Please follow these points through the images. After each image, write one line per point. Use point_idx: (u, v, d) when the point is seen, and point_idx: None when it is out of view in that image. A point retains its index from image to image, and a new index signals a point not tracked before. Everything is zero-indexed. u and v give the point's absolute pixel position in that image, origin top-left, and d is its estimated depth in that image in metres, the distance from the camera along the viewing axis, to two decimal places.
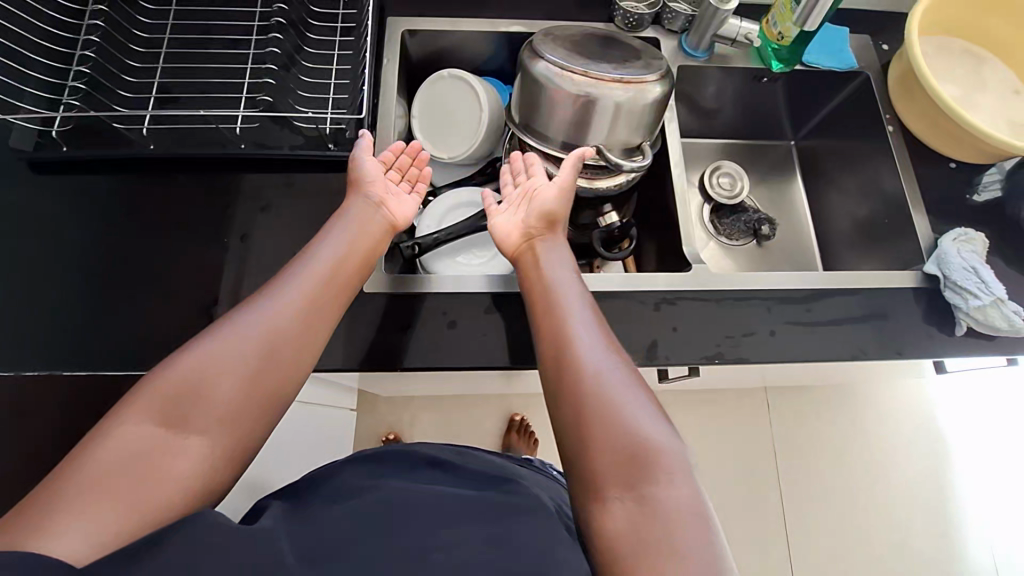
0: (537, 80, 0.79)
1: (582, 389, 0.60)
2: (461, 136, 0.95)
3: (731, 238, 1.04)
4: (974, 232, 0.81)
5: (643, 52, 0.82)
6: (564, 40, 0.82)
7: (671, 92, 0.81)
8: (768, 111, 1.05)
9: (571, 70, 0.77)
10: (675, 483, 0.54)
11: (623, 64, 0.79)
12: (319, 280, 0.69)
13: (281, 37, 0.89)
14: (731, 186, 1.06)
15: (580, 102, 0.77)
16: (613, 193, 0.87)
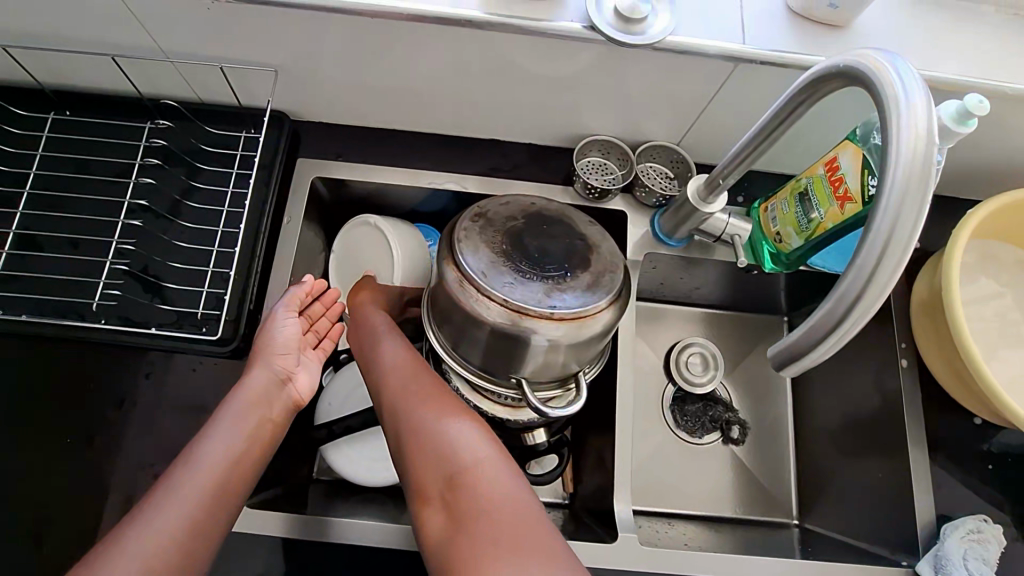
0: (448, 289, 0.59)
1: (399, 419, 0.59)
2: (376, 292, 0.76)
3: (693, 436, 0.85)
4: (986, 527, 0.65)
5: (597, 257, 0.61)
6: (495, 230, 0.61)
7: (621, 319, 0.62)
8: (759, 290, 0.87)
9: (486, 290, 0.56)
10: (494, 494, 0.53)
11: (562, 285, 0.58)
12: (215, 455, 0.58)
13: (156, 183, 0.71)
14: (703, 373, 0.87)
15: (493, 329, 0.58)
16: (538, 423, 0.71)
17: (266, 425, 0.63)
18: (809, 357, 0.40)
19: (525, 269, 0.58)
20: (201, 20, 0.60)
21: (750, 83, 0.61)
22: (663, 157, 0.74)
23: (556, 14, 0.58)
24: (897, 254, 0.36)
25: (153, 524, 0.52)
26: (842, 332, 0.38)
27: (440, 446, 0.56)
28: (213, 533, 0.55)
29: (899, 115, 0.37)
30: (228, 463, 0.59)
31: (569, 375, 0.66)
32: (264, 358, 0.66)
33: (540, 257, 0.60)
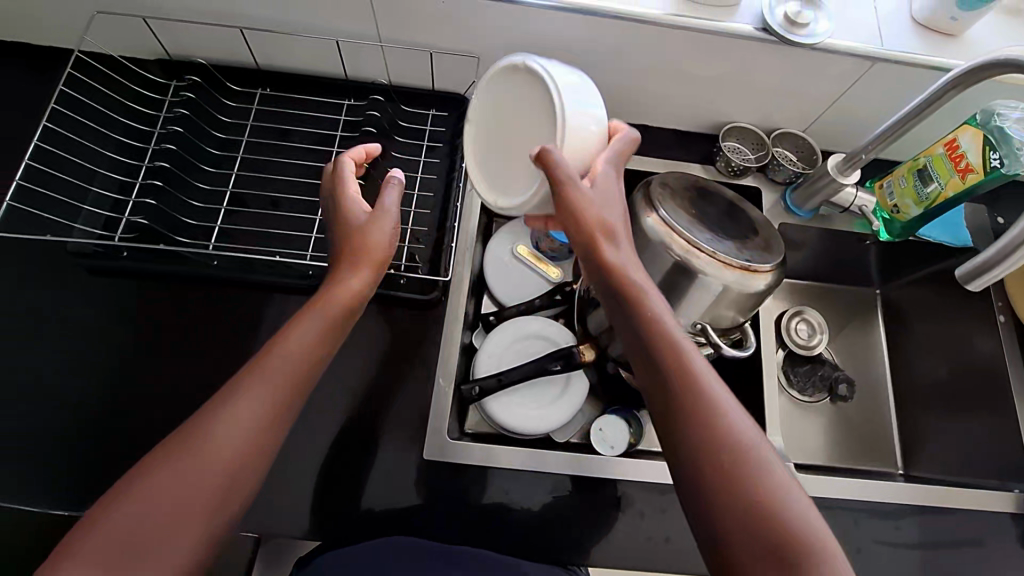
0: (643, 233, 0.73)
1: (670, 386, 0.50)
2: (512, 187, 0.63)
3: (804, 393, 0.95)
4: None
5: (761, 227, 0.77)
6: (682, 197, 0.76)
7: (779, 284, 0.73)
8: (857, 265, 0.98)
9: (677, 234, 0.71)
10: (780, 509, 0.44)
11: (739, 242, 0.73)
12: (288, 359, 0.51)
13: (370, 146, 0.80)
14: (811, 337, 0.97)
15: (677, 268, 0.72)
16: None
17: (340, 333, 0.55)
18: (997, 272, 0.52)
19: (709, 227, 0.73)
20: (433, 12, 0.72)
21: (881, 80, 0.75)
22: (790, 144, 0.87)
23: (733, 17, 0.71)
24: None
25: (226, 436, 0.46)
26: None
27: (720, 430, 0.47)
28: (267, 457, 0.49)
29: None
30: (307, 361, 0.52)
31: (734, 326, 0.78)
32: (350, 250, 0.57)
33: (719, 222, 0.75)
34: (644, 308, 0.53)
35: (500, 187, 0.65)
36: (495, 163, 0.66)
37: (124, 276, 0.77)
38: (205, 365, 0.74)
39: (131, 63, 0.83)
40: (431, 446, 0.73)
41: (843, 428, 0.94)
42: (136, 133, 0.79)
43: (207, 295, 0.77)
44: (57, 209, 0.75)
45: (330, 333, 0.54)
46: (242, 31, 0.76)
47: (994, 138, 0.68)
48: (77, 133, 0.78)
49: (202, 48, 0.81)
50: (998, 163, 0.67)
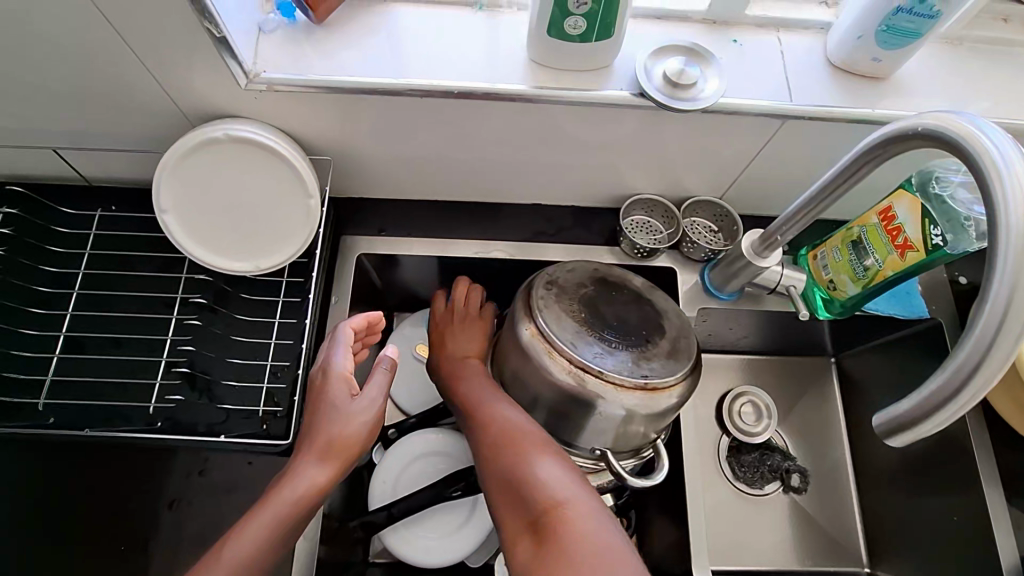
0: (522, 348, 0.62)
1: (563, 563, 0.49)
2: (275, 256, 0.62)
3: (751, 485, 0.83)
4: None
5: (668, 325, 0.64)
6: (570, 297, 0.64)
7: (691, 396, 0.62)
8: (806, 335, 0.85)
9: (559, 347, 0.59)
10: None
11: (644, 354, 0.61)
12: (229, 567, 0.55)
13: (208, 279, 0.71)
14: (757, 422, 0.85)
15: (565, 388, 0.60)
16: (608, 489, 0.69)
17: (302, 522, 0.60)
18: (923, 426, 0.41)
19: (602, 334, 0.61)
20: (250, 108, 0.60)
21: (803, 137, 0.61)
22: (705, 213, 0.74)
23: (609, 83, 0.58)
24: (1016, 329, 0.37)
25: None
26: (970, 400, 0.38)
27: None
28: None
29: (1003, 184, 0.38)
30: (255, 553, 0.57)
31: (645, 443, 0.65)
32: (321, 428, 0.62)
33: (616, 326, 0.63)
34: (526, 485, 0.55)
35: (204, 246, 0.61)
36: (195, 213, 0.60)
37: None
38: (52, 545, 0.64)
39: None
40: None
41: (800, 521, 0.83)
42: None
43: (43, 462, 0.66)
44: None
45: (275, 531, 0.58)
46: (53, 150, 0.66)
47: (934, 207, 0.56)
48: None
49: (15, 165, 0.70)
50: (941, 240, 0.55)
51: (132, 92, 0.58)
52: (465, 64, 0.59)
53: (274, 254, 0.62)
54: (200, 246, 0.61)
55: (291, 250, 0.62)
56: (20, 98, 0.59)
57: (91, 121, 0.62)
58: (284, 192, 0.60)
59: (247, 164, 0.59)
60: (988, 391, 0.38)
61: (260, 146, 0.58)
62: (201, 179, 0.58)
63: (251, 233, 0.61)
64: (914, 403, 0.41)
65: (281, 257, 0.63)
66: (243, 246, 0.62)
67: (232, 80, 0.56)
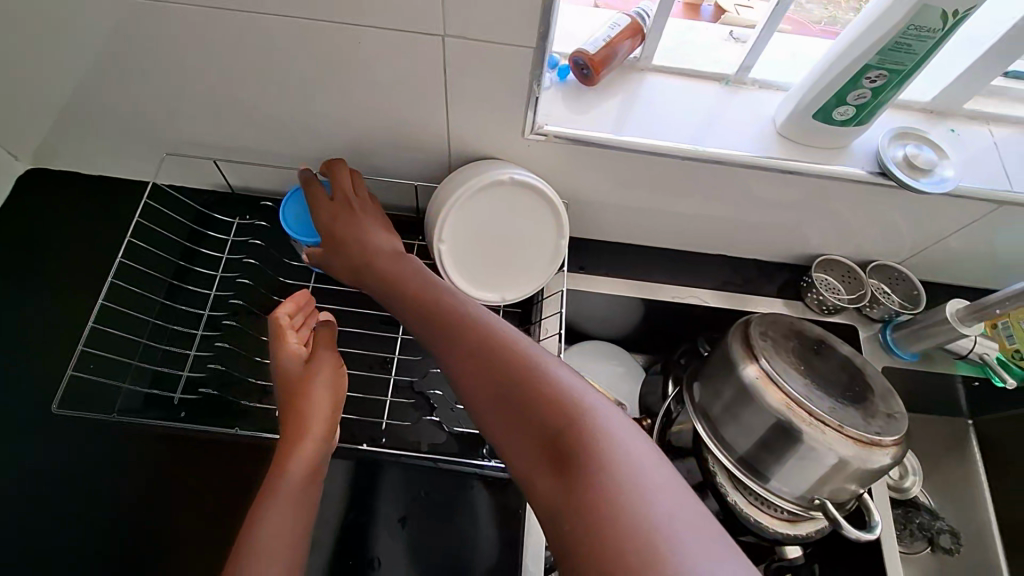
0: (744, 390, 0.65)
1: (525, 383, 0.48)
2: (519, 289, 0.66)
3: (903, 543, 0.85)
4: None
5: (877, 383, 0.67)
6: (786, 348, 0.67)
7: (902, 456, 0.65)
8: (955, 399, 0.88)
9: (787, 393, 0.63)
10: (634, 463, 0.42)
11: (862, 410, 0.64)
12: (260, 529, 0.54)
13: None
14: (905, 480, 0.87)
15: (788, 432, 0.63)
16: (800, 538, 0.70)
17: (316, 485, 0.59)
18: None
19: (822, 387, 0.65)
20: (513, 151, 0.65)
21: (1011, 221, 0.67)
22: (885, 276, 0.78)
23: (846, 159, 0.64)
24: None
25: None
26: None
27: (558, 410, 0.46)
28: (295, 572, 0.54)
29: None
30: (281, 518, 0.55)
31: (850, 497, 0.67)
32: (281, 388, 0.62)
33: (828, 377, 0.66)
34: (479, 321, 0.54)
35: (460, 273, 0.64)
36: (460, 243, 0.63)
37: (162, 444, 0.64)
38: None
39: (189, 195, 0.76)
40: None
41: None
42: (190, 275, 0.72)
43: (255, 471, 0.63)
44: (100, 367, 0.65)
45: (274, 484, 0.57)
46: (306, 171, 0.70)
47: None
48: (128, 280, 0.70)
49: (255, 181, 0.74)
50: None
51: (412, 128, 0.63)
52: (714, 128, 0.64)
53: (518, 287, 0.66)
54: (455, 272, 0.64)
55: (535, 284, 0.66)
56: (306, 124, 0.64)
57: (354, 148, 0.67)
58: (541, 233, 0.65)
59: (517, 203, 0.63)
60: None
61: (537, 190, 0.62)
62: (473, 212, 0.62)
63: (502, 266, 0.65)
64: None
65: (523, 290, 0.66)
66: (492, 277, 0.65)
67: (519, 128, 0.61)
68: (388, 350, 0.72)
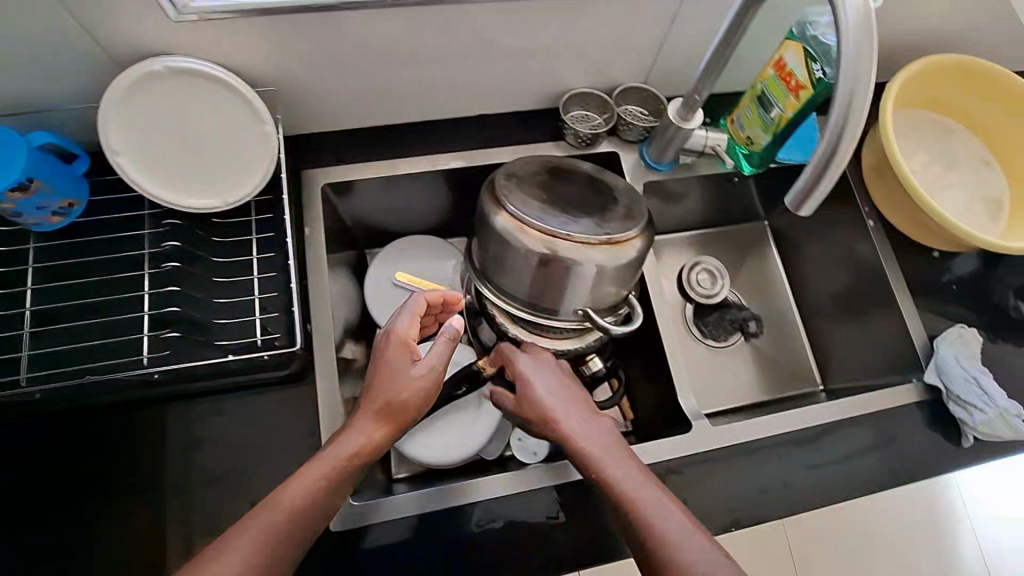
0: (496, 232, 0.69)
1: (544, 408, 0.62)
2: (236, 189, 0.66)
3: (718, 339, 0.95)
4: (966, 329, 0.79)
5: (619, 193, 0.73)
6: (530, 184, 0.71)
7: (649, 249, 0.72)
8: (738, 202, 0.97)
9: (527, 223, 0.67)
10: (599, 443, 0.57)
11: (602, 218, 0.69)
12: (276, 501, 0.52)
13: (181, 222, 0.68)
14: (712, 285, 0.96)
15: (538, 257, 0.67)
16: (592, 348, 0.78)
17: (353, 478, 0.57)
18: (817, 190, 0.51)
19: (564, 208, 0.70)
20: (188, 44, 0.61)
21: (703, 10, 0.70)
22: (635, 99, 0.83)
23: None
24: (864, 93, 0.46)
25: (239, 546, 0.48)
26: (837, 159, 0.48)
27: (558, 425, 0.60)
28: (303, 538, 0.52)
29: None
30: (304, 490, 0.53)
31: (620, 299, 0.74)
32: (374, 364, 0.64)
33: (573, 199, 0.71)
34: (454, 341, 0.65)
35: (165, 184, 0.64)
36: (152, 152, 0.62)
37: None
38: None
39: None
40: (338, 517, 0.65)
41: (762, 362, 0.96)
42: None
43: (44, 428, 0.64)
44: None
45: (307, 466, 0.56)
46: None
47: (814, 49, 0.66)
48: None
49: None
50: (822, 73, 0.65)
51: (61, 46, 0.57)
52: None
53: (235, 189, 0.66)
54: (158, 184, 0.63)
55: (250, 181, 0.66)
56: None
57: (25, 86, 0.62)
58: (239, 125, 0.64)
59: (197, 97, 0.62)
60: (852, 149, 0.48)
61: (208, 78, 0.61)
62: (150, 116, 0.61)
63: (209, 169, 0.65)
64: (811, 170, 0.50)
65: (240, 190, 0.66)
66: (204, 182, 0.65)
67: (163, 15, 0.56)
68: (136, 288, 0.66)
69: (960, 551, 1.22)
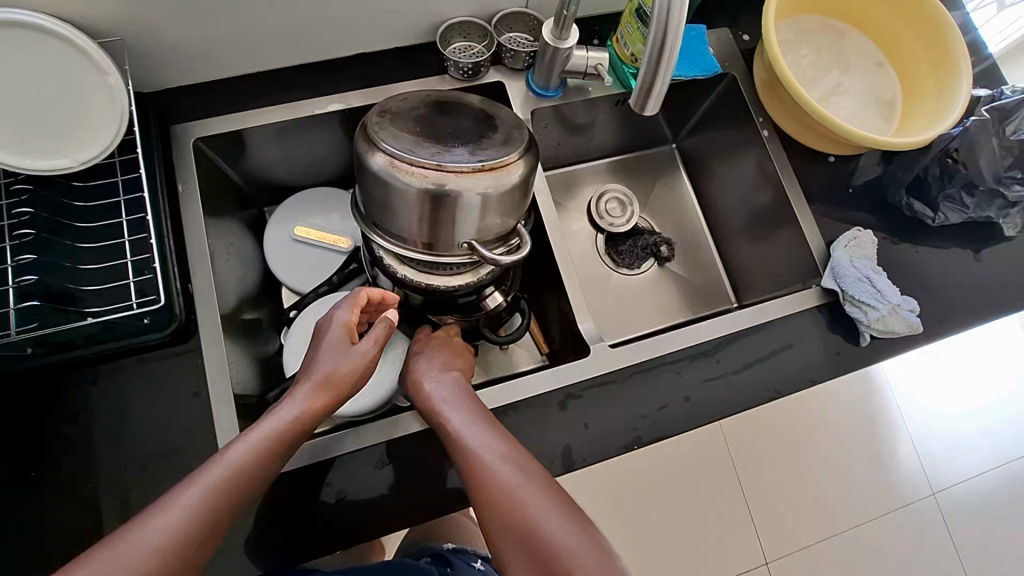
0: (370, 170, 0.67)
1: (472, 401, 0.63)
2: (86, 149, 0.64)
3: (632, 267, 0.96)
4: (859, 232, 0.80)
5: (500, 122, 0.72)
6: (405, 118, 0.69)
7: (533, 175, 0.71)
8: (644, 128, 0.96)
9: (398, 157, 0.65)
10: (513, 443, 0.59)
11: (479, 146, 0.68)
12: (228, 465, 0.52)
13: (33, 191, 0.67)
14: (622, 213, 0.97)
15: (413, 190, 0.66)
16: (488, 281, 0.77)
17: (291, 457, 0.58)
18: (655, 83, 0.51)
19: (440, 140, 0.68)
20: None
21: None
22: (516, 25, 0.80)
23: None
24: None
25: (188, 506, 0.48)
26: (667, 47, 0.49)
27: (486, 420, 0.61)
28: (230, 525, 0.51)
29: None
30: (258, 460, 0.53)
31: (510, 230, 0.74)
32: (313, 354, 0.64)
33: (450, 131, 0.69)
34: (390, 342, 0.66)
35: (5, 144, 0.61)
36: None
37: None
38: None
39: None
40: None
41: (679, 287, 0.96)
42: None
43: None
44: None
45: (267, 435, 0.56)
46: None
47: None
48: None
49: None
50: None
51: None
52: None
53: (85, 148, 0.64)
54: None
55: (101, 140, 0.64)
56: None
57: None
58: (81, 80, 0.62)
59: (28, 51, 0.60)
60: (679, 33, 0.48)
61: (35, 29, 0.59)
62: None
63: (53, 127, 0.63)
64: (647, 65, 0.50)
65: (92, 149, 0.64)
66: (51, 143, 0.63)
67: None
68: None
69: (897, 454, 1.28)
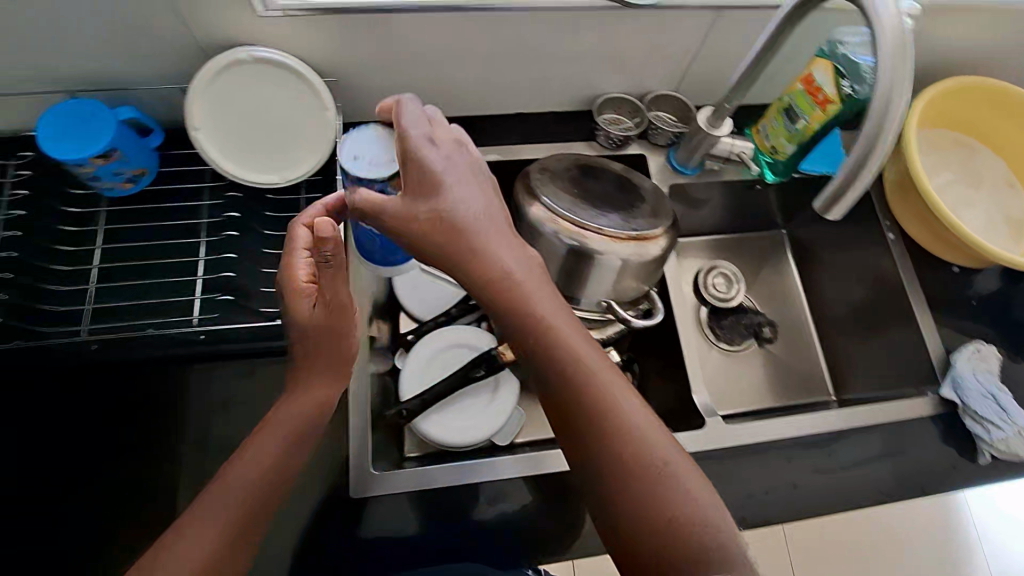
0: (528, 222, 0.72)
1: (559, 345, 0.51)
2: (296, 167, 0.74)
3: (731, 343, 0.97)
4: (983, 346, 0.80)
5: (647, 193, 0.77)
6: (563, 178, 0.75)
7: (673, 248, 0.75)
8: (760, 210, 0.99)
9: (558, 215, 0.71)
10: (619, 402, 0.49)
11: (630, 215, 0.73)
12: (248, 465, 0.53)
13: (239, 197, 0.76)
14: (729, 289, 0.99)
15: (566, 247, 0.71)
16: (612, 338, 0.82)
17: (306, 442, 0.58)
18: (847, 196, 0.52)
19: (594, 204, 0.73)
20: (264, 35, 0.67)
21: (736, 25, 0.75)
22: (665, 105, 0.87)
23: None
24: (898, 103, 0.47)
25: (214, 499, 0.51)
26: (870, 166, 0.49)
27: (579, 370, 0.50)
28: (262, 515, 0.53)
29: None
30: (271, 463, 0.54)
31: (641, 295, 0.78)
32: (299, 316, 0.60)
33: (603, 196, 0.75)
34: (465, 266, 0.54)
35: (238, 157, 0.72)
36: (230, 130, 0.71)
37: None
38: (113, 458, 0.65)
39: None
40: (359, 481, 0.68)
41: (775, 368, 0.97)
42: None
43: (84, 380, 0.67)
44: None
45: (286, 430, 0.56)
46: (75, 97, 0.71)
47: (843, 65, 0.70)
48: None
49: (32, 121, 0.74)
50: (850, 89, 0.69)
51: (148, 30, 0.63)
52: None
53: (296, 167, 0.74)
54: (234, 158, 0.72)
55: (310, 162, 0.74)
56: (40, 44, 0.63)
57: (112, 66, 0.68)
58: (306, 111, 0.73)
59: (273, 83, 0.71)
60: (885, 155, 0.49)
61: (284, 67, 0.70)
62: (232, 97, 0.70)
63: (276, 147, 0.73)
64: (841, 178, 0.52)
65: (300, 169, 0.74)
66: (270, 160, 0.73)
67: (250, 8, 0.63)
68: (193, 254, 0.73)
69: None
